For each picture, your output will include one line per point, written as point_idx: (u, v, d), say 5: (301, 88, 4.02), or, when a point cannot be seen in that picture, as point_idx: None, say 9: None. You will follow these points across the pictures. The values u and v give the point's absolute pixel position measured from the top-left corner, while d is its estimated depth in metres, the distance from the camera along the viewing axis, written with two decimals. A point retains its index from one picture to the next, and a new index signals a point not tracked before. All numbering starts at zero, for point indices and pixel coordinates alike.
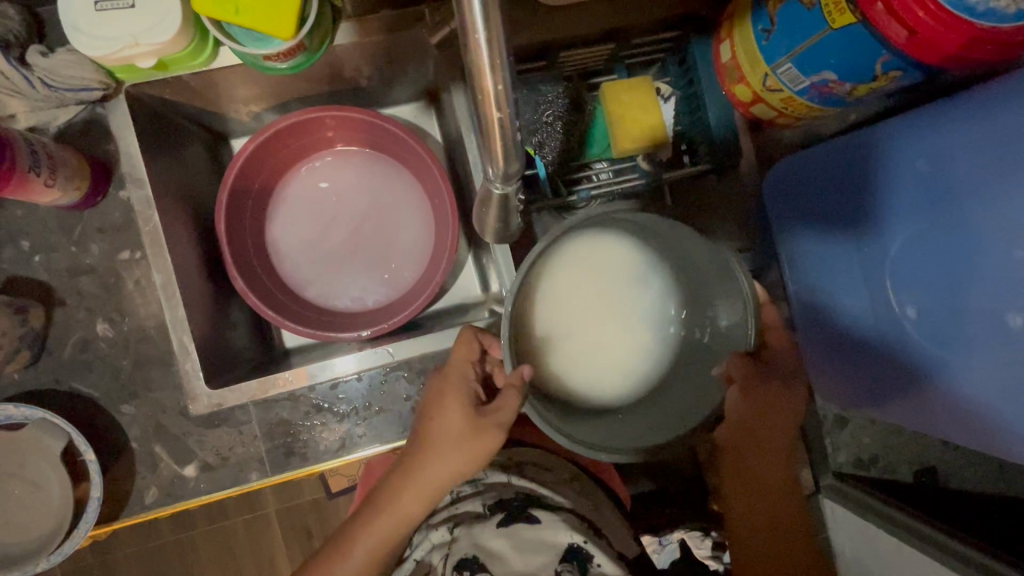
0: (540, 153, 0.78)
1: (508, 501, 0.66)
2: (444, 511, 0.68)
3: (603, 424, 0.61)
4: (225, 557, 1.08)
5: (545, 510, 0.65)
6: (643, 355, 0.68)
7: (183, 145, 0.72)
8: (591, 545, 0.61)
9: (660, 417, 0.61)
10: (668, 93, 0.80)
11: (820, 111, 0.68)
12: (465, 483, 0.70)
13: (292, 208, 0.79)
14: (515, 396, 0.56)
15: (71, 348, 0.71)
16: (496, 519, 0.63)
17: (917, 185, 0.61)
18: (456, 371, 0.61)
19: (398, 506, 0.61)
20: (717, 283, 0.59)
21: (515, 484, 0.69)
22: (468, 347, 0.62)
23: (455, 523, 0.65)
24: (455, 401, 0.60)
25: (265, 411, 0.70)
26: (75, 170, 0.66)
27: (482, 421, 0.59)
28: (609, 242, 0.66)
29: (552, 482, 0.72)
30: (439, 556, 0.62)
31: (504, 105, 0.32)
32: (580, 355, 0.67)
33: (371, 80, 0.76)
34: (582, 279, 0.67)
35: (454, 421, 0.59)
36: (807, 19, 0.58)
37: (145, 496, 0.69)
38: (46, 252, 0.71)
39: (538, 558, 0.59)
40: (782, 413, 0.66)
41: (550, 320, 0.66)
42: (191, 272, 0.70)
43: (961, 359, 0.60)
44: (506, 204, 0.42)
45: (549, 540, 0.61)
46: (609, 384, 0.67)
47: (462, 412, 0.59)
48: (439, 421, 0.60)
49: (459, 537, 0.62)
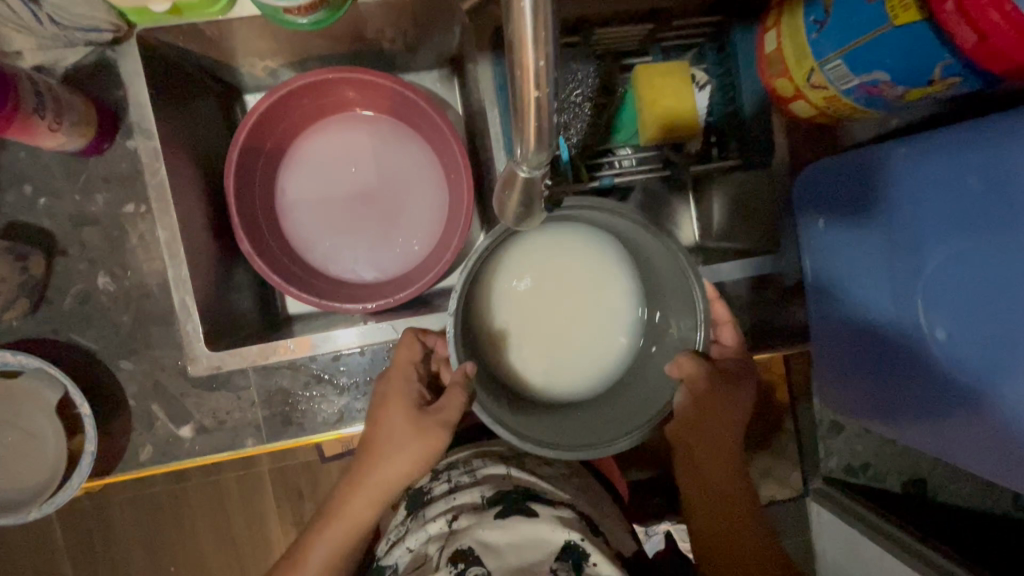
0: (565, 134, 0.72)
1: (508, 492, 0.62)
2: (441, 502, 0.64)
3: (556, 423, 0.61)
4: (218, 511, 1.09)
5: (543, 504, 0.60)
6: (608, 359, 0.67)
7: (195, 97, 0.70)
8: (588, 542, 0.56)
9: (616, 416, 0.62)
10: (703, 81, 0.77)
11: (863, 113, 0.64)
12: (463, 475, 0.67)
13: (299, 172, 0.77)
14: (458, 394, 0.56)
15: (71, 299, 0.69)
16: (493, 512, 0.59)
17: (966, 201, 0.58)
18: (399, 372, 0.62)
19: (353, 507, 0.62)
20: (675, 287, 0.60)
21: (514, 477, 0.65)
22: (411, 348, 0.62)
23: (454, 515, 0.61)
24: (397, 402, 0.61)
25: (264, 377, 0.69)
26: (82, 116, 0.63)
27: (424, 420, 0.59)
28: (574, 243, 0.65)
29: (551, 476, 0.69)
30: (435, 547, 0.58)
31: (543, 83, 0.30)
32: (543, 358, 0.66)
33: (395, 42, 0.73)
34: (553, 280, 0.66)
35: (397, 422, 0.60)
36: (865, 14, 0.55)
37: (140, 453, 0.69)
38: (51, 197, 0.69)
39: (533, 555, 0.54)
40: (727, 427, 0.65)
41: (514, 317, 0.66)
42: (197, 232, 0.68)
43: (1002, 383, 0.57)
44: (531, 188, 0.39)
45: (544, 536, 0.56)
46: (576, 386, 0.67)
47: (403, 413, 0.60)
48: (384, 425, 0.60)
49: (459, 530, 0.58)
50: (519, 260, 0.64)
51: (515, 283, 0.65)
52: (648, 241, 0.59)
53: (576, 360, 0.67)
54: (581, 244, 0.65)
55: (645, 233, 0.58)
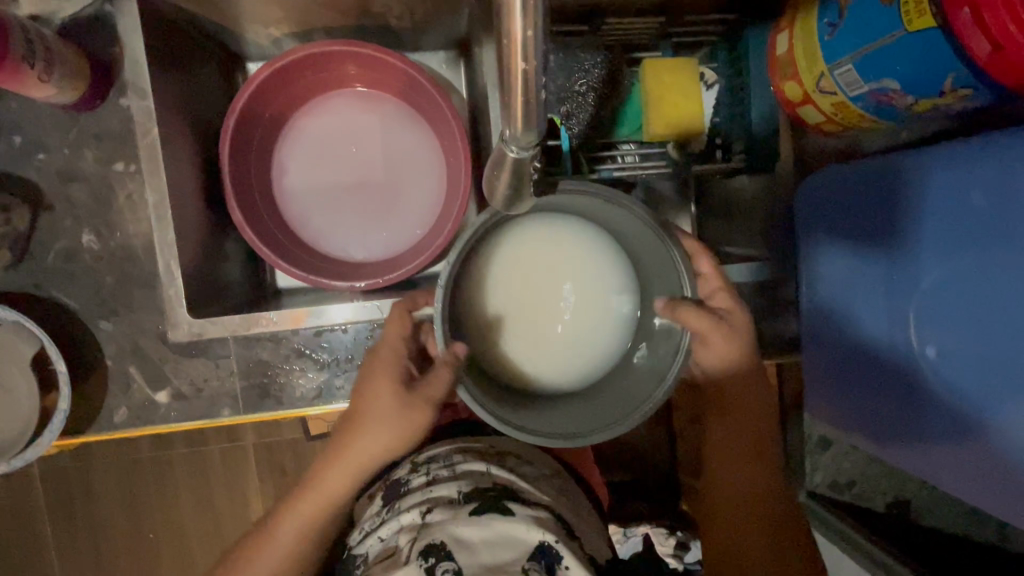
0: (567, 123, 0.73)
1: (485, 489, 0.58)
2: (418, 493, 0.60)
3: (533, 411, 0.60)
4: (196, 481, 1.08)
5: (520, 503, 0.56)
6: (596, 351, 0.66)
7: (193, 60, 0.69)
8: (562, 545, 0.52)
9: (597, 409, 0.60)
10: (712, 80, 0.76)
11: (873, 123, 0.63)
12: (441, 467, 0.63)
13: (297, 146, 0.76)
14: (448, 373, 0.55)
15: (54, 255, 0.69)
16: (467, 508, 0.55)
17: (971, 220, 0.57)
18: (387, 349, 0.60)
19: (331, 477, 0.62)
20: (660, 272, 0.60)
21: (494, 475, 0.62)
22: (401, 324, 0.61)
23: (428, 507, 0.57)
24: (385, 378, 0.59)
25: (245, 348, 0.68)
26: (74, 69, 0.62)
27: (412, 397, 0.58)
28: (566, 232, 0.64)
29: (532, 476, 0.65)
30: (406, 540, 0.54)
31: (532, 56, 0.29)
32: (530, 348, 0.65)
33: (401, 19, 0.72)
34: (543, 269, 0.64)
35: (386, 398, 0.59)
36: (880, 17, 0.54)
37: (114, 414, 0.68)
38: (40, 151, 0.68)
39: (503, 554, 0.50)
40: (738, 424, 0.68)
41: (503, 305, 0.64)
42: (187, 196, 0.67)
43: (992, 402, 0.58)
44: (519, 170, 0.38)
45: (516, 536, 0.51)
46: (562, 377, 0.65)
47: (392, 390, 0.59)
48: (371, 399, 0.60)
49: (431, 523, 0.54)
50: (510, 247, 0.63)
51: (505, 270, 0.64)
52: (636, 229, 0.58)
53: (562, 352, 0.65)
54: (574, 233, 0.64)
55: (636, 220, 0.57)
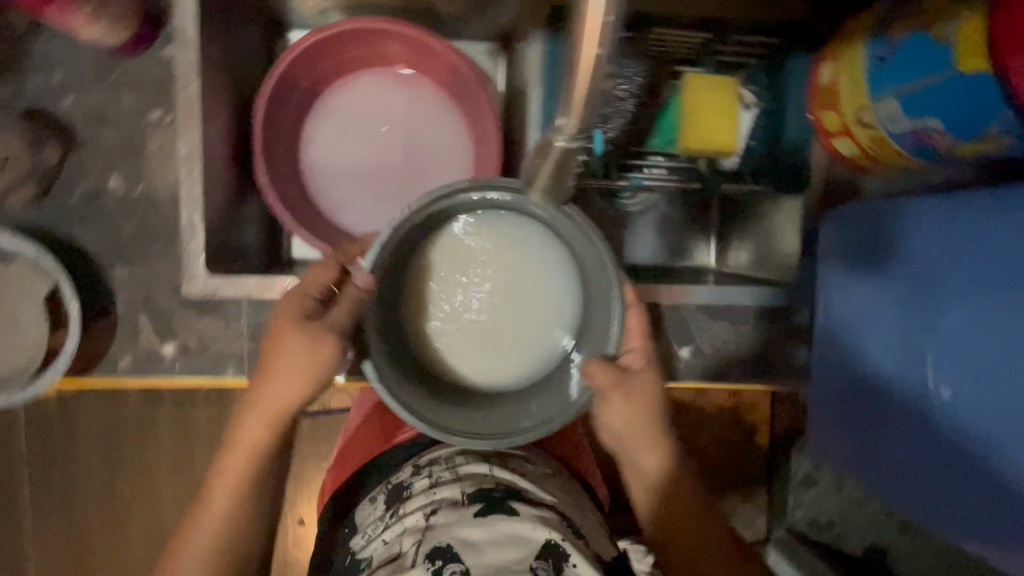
0: (603, 127, 0.69)
1: (490, 491, 0.56)
2: (421, 497, 0.58)
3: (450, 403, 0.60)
4: (183, 441, 1.07)
5: (525, 504, 0.55)
6: (531, 355, 0.64)
7: (240, 20, 0.69)
8: (568, 542, 0.51)
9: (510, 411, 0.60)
10: (751, 103, 0.72)
11: (909, 161, 0.63)
12: (445, 470, 0.61)
13: (329, 118, 0.76)
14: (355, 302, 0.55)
15: (78, 196, 0.68)
16: (473, 509, 0.53)
17: (998, 263, 0.55)
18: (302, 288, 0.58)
19: (247, 432, 0.58)
20: (595, 288, 0.59)
21: (497, 476, 0.60)
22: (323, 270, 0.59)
23: (432, 510, 0.55)
24: (288, 318, 0.56)
25: (257, 311, 0.68)
26: (124, 13, 0.62)
27: (310, 327, 0.55)
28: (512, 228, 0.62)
29: (534, 475, 0.63)
30: (410, 542, 0.52)
31: (605, 42, 0.29)
32: (464, 339, 0.65)
33: (449, 6, 0.72)
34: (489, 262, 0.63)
35: (286, 333, 0.55)
36: (931, 56, 0.54)
37: (118, 361, 0.68)
38: (78, 90, 0.68)
39: (507, 552, 0.49)
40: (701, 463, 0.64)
41: (444, 291, 0.64)
42: (217, 153, 0.67)
43: (1002, 452, 0.55)
44: (565, 160, 0.38)
45: (523, 534, 0.51)
46: (494, 373, 0.65)
47: (292, 324, 0.55)
48: (274, 339, 0.56)
49: (436, 526, 0.52)
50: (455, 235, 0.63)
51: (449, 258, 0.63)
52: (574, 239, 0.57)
53: (495, 347, 0.65)
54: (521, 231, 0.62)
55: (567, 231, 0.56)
